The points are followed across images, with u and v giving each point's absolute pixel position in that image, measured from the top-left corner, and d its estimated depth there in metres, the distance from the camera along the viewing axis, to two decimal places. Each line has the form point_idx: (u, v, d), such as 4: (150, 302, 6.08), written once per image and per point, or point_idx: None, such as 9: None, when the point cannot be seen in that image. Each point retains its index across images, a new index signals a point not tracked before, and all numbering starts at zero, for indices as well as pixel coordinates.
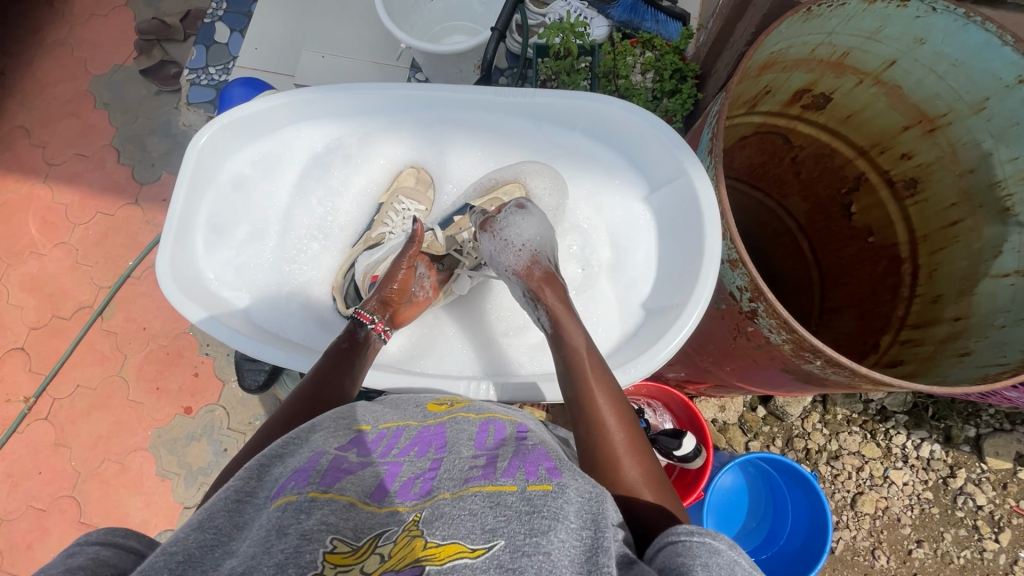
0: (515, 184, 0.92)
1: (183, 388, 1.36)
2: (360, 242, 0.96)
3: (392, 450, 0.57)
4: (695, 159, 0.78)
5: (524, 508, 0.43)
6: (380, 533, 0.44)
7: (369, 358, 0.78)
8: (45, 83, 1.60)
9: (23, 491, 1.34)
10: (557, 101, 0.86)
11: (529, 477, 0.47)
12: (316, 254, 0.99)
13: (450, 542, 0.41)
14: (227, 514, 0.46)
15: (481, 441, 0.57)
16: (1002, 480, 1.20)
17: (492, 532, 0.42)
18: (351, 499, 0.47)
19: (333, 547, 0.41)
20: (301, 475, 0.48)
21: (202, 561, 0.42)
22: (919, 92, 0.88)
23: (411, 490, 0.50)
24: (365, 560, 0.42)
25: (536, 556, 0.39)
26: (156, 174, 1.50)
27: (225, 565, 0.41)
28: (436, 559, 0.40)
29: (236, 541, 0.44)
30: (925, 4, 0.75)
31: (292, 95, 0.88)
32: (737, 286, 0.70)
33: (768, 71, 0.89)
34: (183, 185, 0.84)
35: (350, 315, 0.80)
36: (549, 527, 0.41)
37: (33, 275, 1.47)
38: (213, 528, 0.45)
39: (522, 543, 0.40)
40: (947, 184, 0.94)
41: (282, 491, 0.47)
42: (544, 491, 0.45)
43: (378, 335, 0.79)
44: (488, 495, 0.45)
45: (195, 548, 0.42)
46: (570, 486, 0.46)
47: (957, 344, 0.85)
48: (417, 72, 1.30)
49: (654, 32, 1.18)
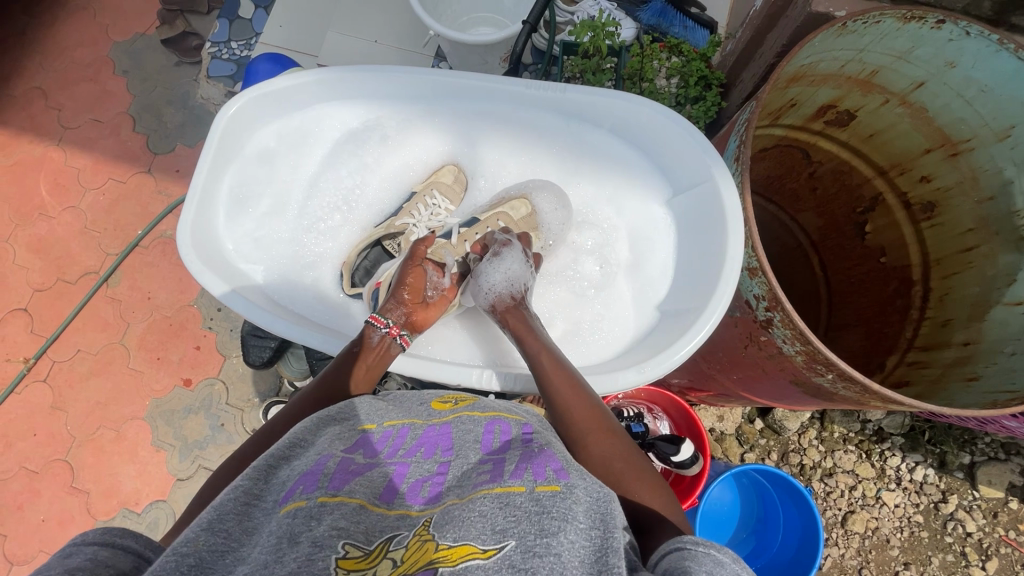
0: (522, 200, 0.94)
1: (184, 360, 1.36)
2: (382, 227, 0.98)
3: (398, 451, 0.57)
4: (722, 165, 0.77)
5: (533, 508, 0.43)
6: (391, 538, 0.44)
7: (385, 362, 0.77)
8: (65, 46, 1.59)
9: (17, 451, 1.34)
10: (590, 99, 0.86)
11: (537, 478, 0.47)
12: (335, 226, 1.00)
13: (463, 542, 0.41)
14: (236, 518, 0.46)
15: (487, 443, 0.57)
16: (993, 509, 1.21)
17: (503, 533, 0.41)
18: (360, 502, 0.47)
19: (345, 553, 0.41)
20: (309, 479, 0.49)
21: (213, 567, 0.41)
22: (945, 115, 0.89)
23: (419, 494, 0.50)
24: (378, 565, 0.41)
25: (548, 557, 0.39)
26: (170, 144, 1.49)
27: (237, 570, 0.41)
28: (450, 560, 0.40)
29: (247, 545, 0.44)
30: (959, 28, 0.75)
31: (320, 73, 0.87)
32: (754, 294, 0.70)
33: (795, 84, 0.89)
34: (208, 155, 0.84)
35: (365, 319, 0.79)
36: (558, 528, 0.41)
37: (40, 237, 1.46)
38: (223, 530, 0.44)
39: (533, 543, 0.40)
40: (965, 210, 0.95)
41: (291, 495, 0.47)
42: (552, 492, 0.45)
43: (394, 340, 0.78)
44: (497, 496, 0.45)
45: (206, 551, 0.42)
46: (578, 486, 0.46)
47: (965, 368, 0.86)
48: (441, 61, 1.30)
49: (681, 37, 1.18)
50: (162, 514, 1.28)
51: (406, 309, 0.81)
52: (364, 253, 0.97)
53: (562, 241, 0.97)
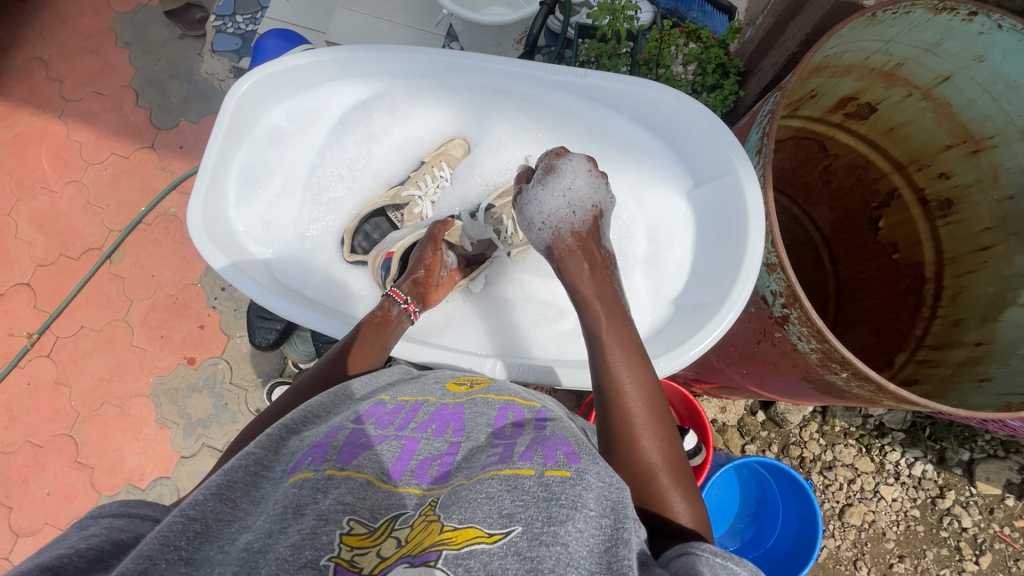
0: None
1: (187, 339, 1.36)
2: (387, 195, 0.99)
3: (409, 424, 0.57)
4: (744, 158, 0.76)
5: (541, 494, 0.42)
6: (397, 516, 0.44)
7: (397, 335, 0.77)
8: (65, 16, 1.55)
9: (21, 426, 1.35)
10: (609, 84, 0.83)
11: (546, 461, 0.46)
12: (341, 194, 1.00)
13: (468, 525, 0.40)
14: (244, 487, 0.46)
15: (498, 426, 0.56)
16: (990, 505, 1.22)
17: (509, 518, 0.40)
18: (368, 477, 0.47)
19: (350, 529, 0.41)
20: (317, 451, 0.49)
21: (218, 535, 0.41)
22: (969, 111, 0.87)
23: (428, 473, 0.50)
24: (382, 543, 0.41)
25: (554, 547, 0.38)
26: (174, 120, 1.47)
27: (241, 539, 0.40)
28: (453, 543, 0.39)
29: (252, 516, 0.43)
30: (990, 21, 0.72)
31: (337, 51, 0.84)
32: (771, 290, 0.70)
33: (817, 75, 0.87)
34: (219, 136, 0.82)
35: (384, 291, 0.80)
36: (567, 517, 0.40)
37: (42, 211, 1.45)
38: (231, 500, 0.44)
39: (539, 532, 0.39)
40: (983, 209, 0.94)
41: (298, 467, 0.47)
42: (562, 478, 0.43)
43: (408, 315, 0.79)
44: (505, 478, 0.44)
45: (212, 519, 0.42)
46: (589, 472, 0.44)
47: (976, 369, 0.86)
48: (452, 42, 1.27)
49: (699, 23, 1.17)
50: (166, 490, 1.29)
51: (421, 282, 0.82)
52: (369, 219, 0.99)
53: None
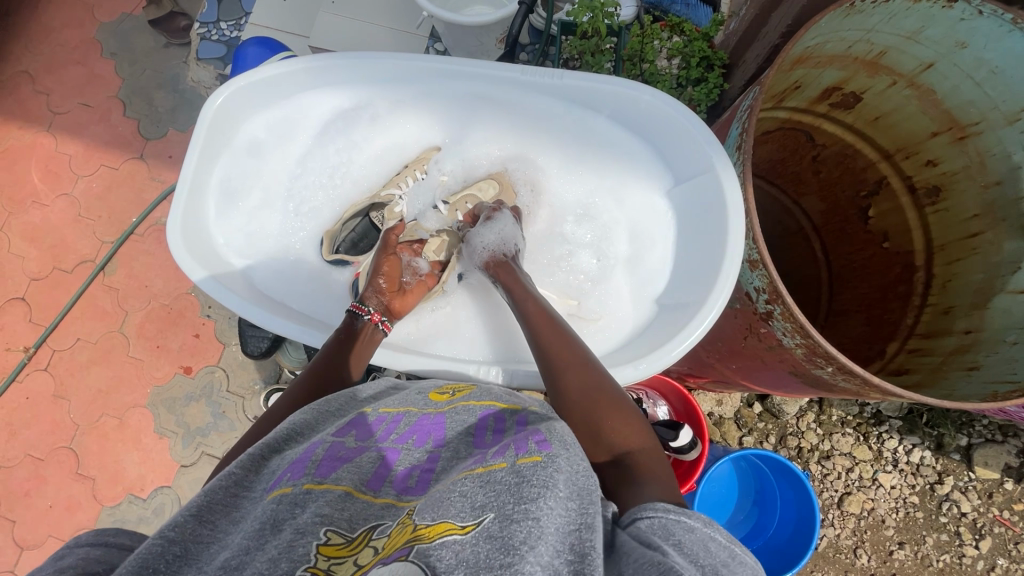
0: (489, 181, 0.98)
1: (183, 349, 1.36)
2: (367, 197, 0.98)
3: (390, 435, 0.57)
4: (723, 156, 0.75)
5: (512, 481, 0.42)
6: (375, 526, 0.44)
7: (370, 347, 0.77)
8: (50, 28, 1.55)
9: (22, 440, 1.35)
10: (584, 84, 0.83)
11: (517, 451, 0.45)
12: (320, 204, 0.99)
13: (441, 521, 0.40)
14: (224, 509, 0.46)
15: (480, 433, 0.55)
16: (988, 489, 1.22)
17: (482, 508, 0.40)
18: (346, 489, 0.47)
19: (326, 540, 0.41)
20: (296, 467, 0.48)
21: (197, 556, 0.41)
22: (954, 98, 0.86)
23: (405, 481, 0.51)
24: (358, 553, 0.41)
25: (526, 528, 0.38)
26: (162, 129, 1.46)
27: (219, 557, 0.41)
28: (426, 538, 0.39)
29: (230, 534, 0.43)
30: (971, 7, 0.72)
31: (310, 62, 0.84)
32: (754, 286, 0.70)
33: (800, 66, 0.87)
34: (196, 149, 0.83)
35: (347, 308, 0.80)
36: (537, 497, 0.40)
37: (34, 225, 1.45)
38: (210, 521, 0.44)
39: (511, 514, 0.39)
40: (971, 195, 0.93)
41: (277, 483, 0.47)
42: (533, 462, 0.43)
43: (377, 325, 0.78)
44: (478, 475, 0.44)
45: (191, 541, 0.42)
46: (559, 456, 0.45)
47: (966, 357, 0.85)
48: (437, 42, 1.27)
49: (683, 16, 1.16)
50: (168, 499, 1.30)
51: (385, 296, 0.82)
52: (351, 223, 0.97)
53: (553, 230, 0.99)
